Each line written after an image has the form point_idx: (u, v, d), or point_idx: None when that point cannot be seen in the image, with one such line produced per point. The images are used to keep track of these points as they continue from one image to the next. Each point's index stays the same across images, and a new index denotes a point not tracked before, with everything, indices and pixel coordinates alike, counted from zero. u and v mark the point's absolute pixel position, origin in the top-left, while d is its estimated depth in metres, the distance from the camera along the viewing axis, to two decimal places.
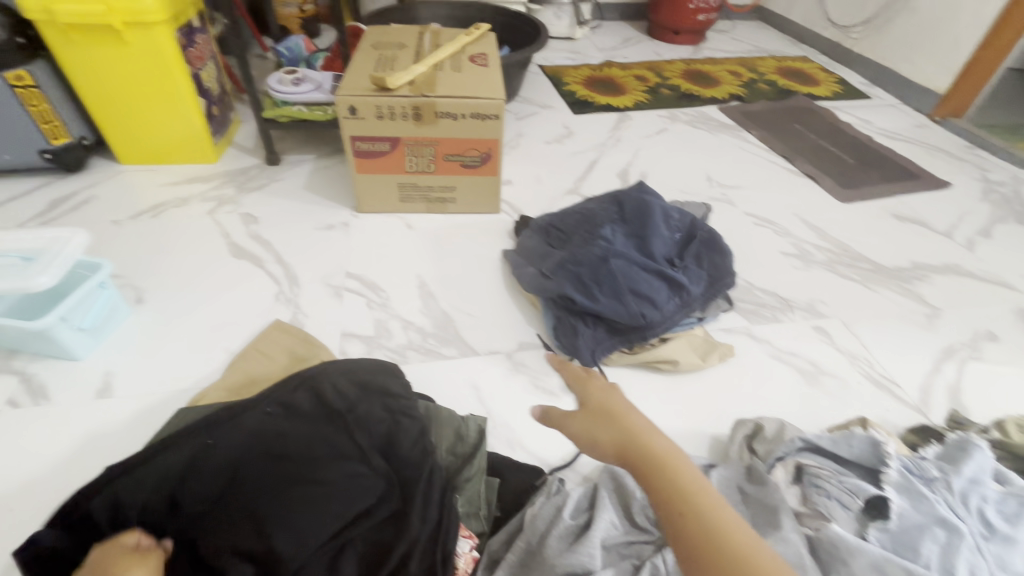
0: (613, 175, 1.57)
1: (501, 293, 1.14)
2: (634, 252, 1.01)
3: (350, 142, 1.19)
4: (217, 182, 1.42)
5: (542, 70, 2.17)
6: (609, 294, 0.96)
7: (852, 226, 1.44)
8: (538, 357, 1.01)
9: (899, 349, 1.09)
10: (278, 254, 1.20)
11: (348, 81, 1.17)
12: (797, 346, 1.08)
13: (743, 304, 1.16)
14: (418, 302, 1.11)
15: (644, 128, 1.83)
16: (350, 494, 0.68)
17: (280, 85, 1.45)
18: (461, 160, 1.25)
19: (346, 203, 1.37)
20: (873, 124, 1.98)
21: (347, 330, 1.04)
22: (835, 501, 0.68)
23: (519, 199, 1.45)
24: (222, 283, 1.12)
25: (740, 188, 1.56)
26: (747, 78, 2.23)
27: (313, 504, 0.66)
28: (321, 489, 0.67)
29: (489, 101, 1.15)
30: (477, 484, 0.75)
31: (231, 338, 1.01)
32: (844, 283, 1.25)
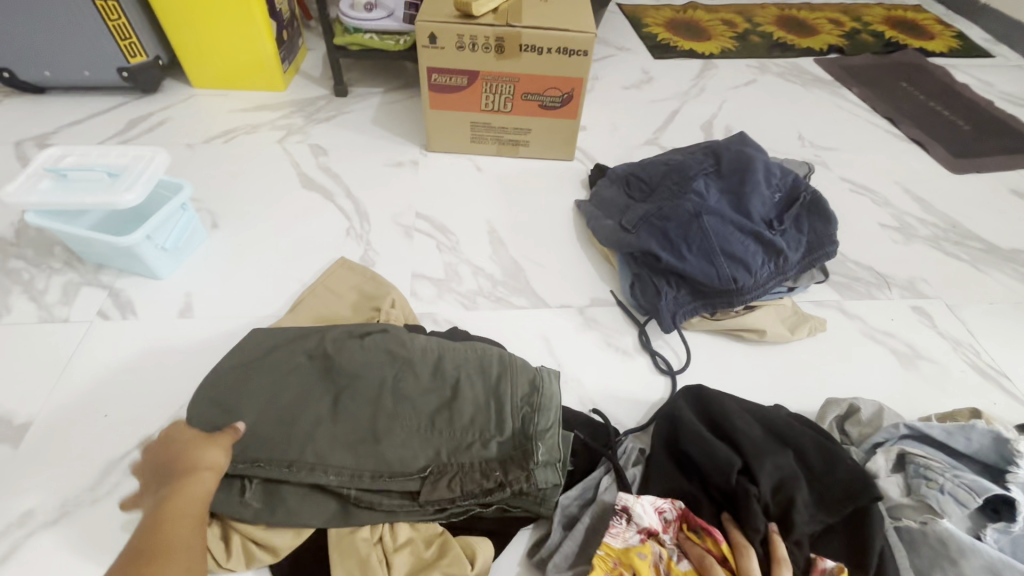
0: (695, 128, 1.46)
1: (573, 245, 1.09)
2: (729, 211, 0.93)
3: (426, 74, 1.13)
4: (285, 111, 1.39)
5: (620, 9, 2.00)
6: (699, 254, 0.90)
7: (964, 200, 1.29)
8: (612, 314, 0.97)
9: (1010, 339, 0.99)
10: (346, 188, 1.18)
11: (429, 5, 1.09)
12: (894, 326, 0.99)
13: (836, 277, 1.07)
14: (488, 248, 1.07)
15: (731, 78, 1.67)
16: (406, 457, 0.67)
17: (352, 11, 1.39)
18: (540, 99, 1.17)
19: (414, 140, 1.32)
20: (994, 87, 1.75)
21: (416, 271, 1.02)
22: (949, 496, 0.61)
23: (594, 147, 1.36)
24: (294, 213, 1.12)
25: (837, 150, 1.42)
26: (850, 27, 2.00)
27: (371, 461, 0.66)
28: (378, 449, 0.67)
29: (580, 35, 1.06)
30: (557, 435, 0.69)
31: (302, 271, 1.01)
32: (950, 261, 1.13)
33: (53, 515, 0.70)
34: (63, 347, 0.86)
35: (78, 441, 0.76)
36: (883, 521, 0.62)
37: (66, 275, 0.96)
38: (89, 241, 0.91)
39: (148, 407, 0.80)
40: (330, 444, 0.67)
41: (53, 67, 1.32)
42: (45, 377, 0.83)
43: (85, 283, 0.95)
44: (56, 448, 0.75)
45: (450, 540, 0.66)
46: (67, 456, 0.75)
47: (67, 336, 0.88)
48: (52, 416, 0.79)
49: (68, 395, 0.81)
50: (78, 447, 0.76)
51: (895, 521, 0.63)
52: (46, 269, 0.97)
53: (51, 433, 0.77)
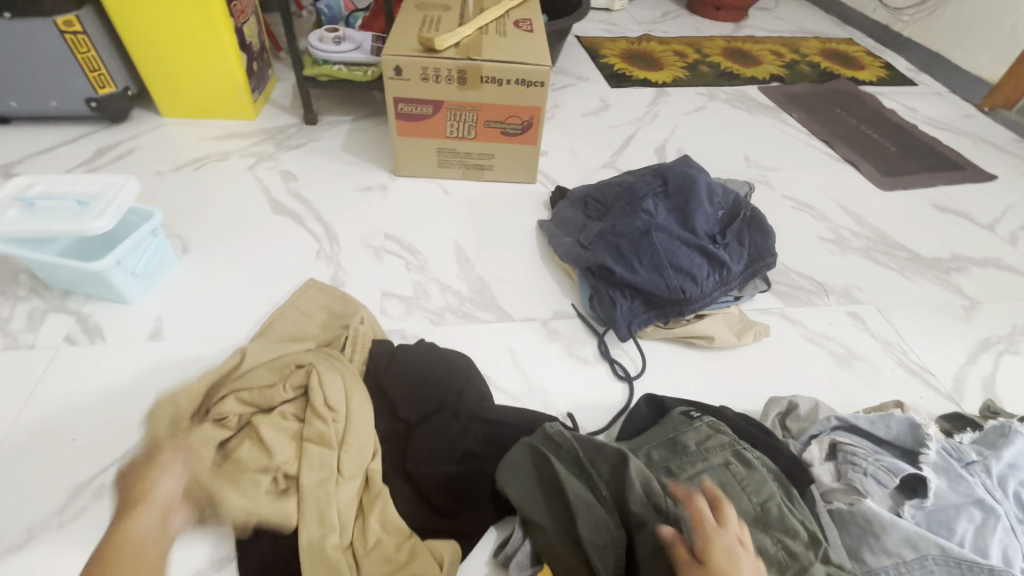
0: (649, 152, 1.55)
1: (537, 262, 1.14)
2: (676, 227, 1.01)
3: (393, 104, 1.19)
4: (255, 138, 1.43)
5: (578, 41, 2.13)
6: (650, 266, 0.97)
7: (892, 214, 1.42)
8: (573, 326, 1.02)
9: (934, 339, 1.09)
10: (317, 212, 1.22)
11: (394, 39, 1.16)
12: (831, 330, 1.08)
13: (779, 286, 1.15)
14: (455, 267, 1.12)
15: (682, 105, 1.79)
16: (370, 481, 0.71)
17: (320, 43, 1.44)
18: (501, 127, 1.24)
19: (384, 166, 1.37)
20: (917, 112, 1.92)
21: (386, 290, 1.06)
22: (872, 479, 0.68)
23: (555, 170, 1.44)
24: (264, 236, 1.15)
25: (779, 170, 1.53)
26: (789, 58, 2.17)
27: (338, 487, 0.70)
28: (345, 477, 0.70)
29: (536, 67, 1.14)
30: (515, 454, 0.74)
31: (273, 292, 1.03)
32: (881, 270, 1.24)
33: (19, 540, 0.70)
34: (29, 374, 0.87)
35: (45, 465, 0.77)
36: (815, 503, 0.69)
37: (31, 302, 0.97)
38: (57, 268, 0.92)
39: (117, 429, 0.81)
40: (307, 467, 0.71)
41: (18, 98, 1.33)
42: (11, 403, 0.83)
43: (51, 309, 0.96)
44: (22, 472, 0.76)
45: (420, 546, 0.69)
46: (33, 481, 0.75)
47: (33, 362, 0.88)
48: (17, 441, 0.79)
49: (33, 420, 0.81)
50: (44, 472, 0.76)
51: (828, 505, 0.70)
52: (11, 296, 0.97)
53: (16, 458, 0.77)
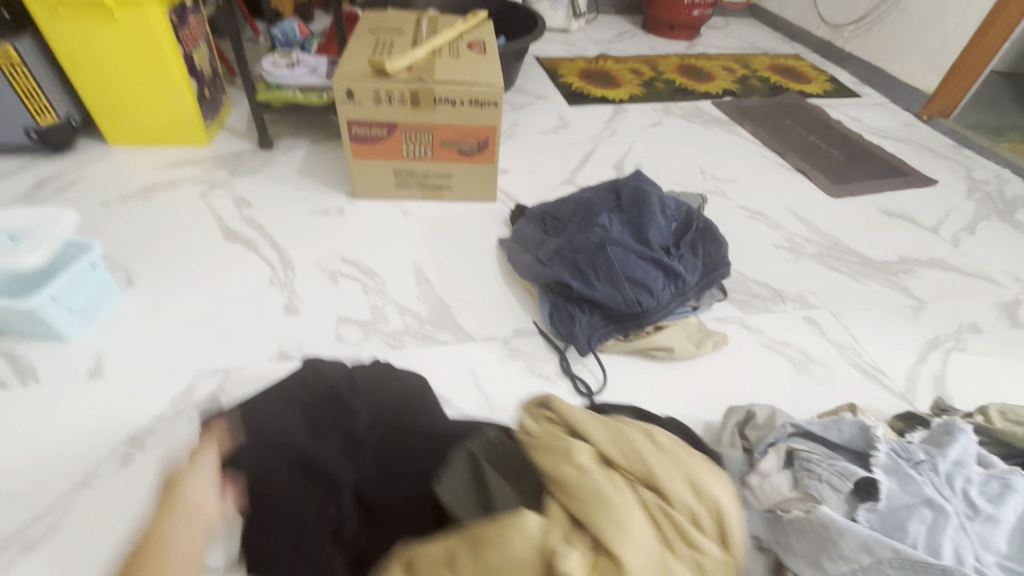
0: (608, 167, 1.58)
1: (497, 281, 1.14)
2: (631, 240, 1.02)
3: (346, 126, 1.18)
4: (208, 165, 1.40)
5: (537, 61, 2.17)
6: (605, 278, 0.97)
7: (842, 220, 1.46)
8: (534, 343, 1.02)
9: (886, 340, 1.12)
10: (270, 238, 1.19)
11: (346, 63, 1.16)
12: (789, 336, 1.10)
13: (736, 294, 1.17)
14: (413, 288, 1.10)
15: (639, 120, 1.83)
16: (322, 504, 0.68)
17: (274, 68, 1.43)
18: (457, 146, 1.25)
19: (341, 188, 1.36)
20: (862, 122, 2.00)
21: (342, 315, 1.04)
22: (826, 484, 0.68)
23: (514, 187, 1.45)
24: (215, 265, 1.12)
25: (734, 182, 1.57)
26: (740, 74, 2.25)
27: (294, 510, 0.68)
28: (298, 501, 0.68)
29: (489, 88, 1.15)
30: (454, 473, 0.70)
31: (223, 323, 1.00)
32: (833, 275, 1.27)
33: None
34: None
35: None
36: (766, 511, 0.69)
37: None
38: None
39: (48, 476, 0.76)
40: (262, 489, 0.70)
41: None
42: None
43: None
44: None
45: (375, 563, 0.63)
46: None
47: None
48: None
49: None
50: None
51: (785, 514, 0.69)
52: None
53: None
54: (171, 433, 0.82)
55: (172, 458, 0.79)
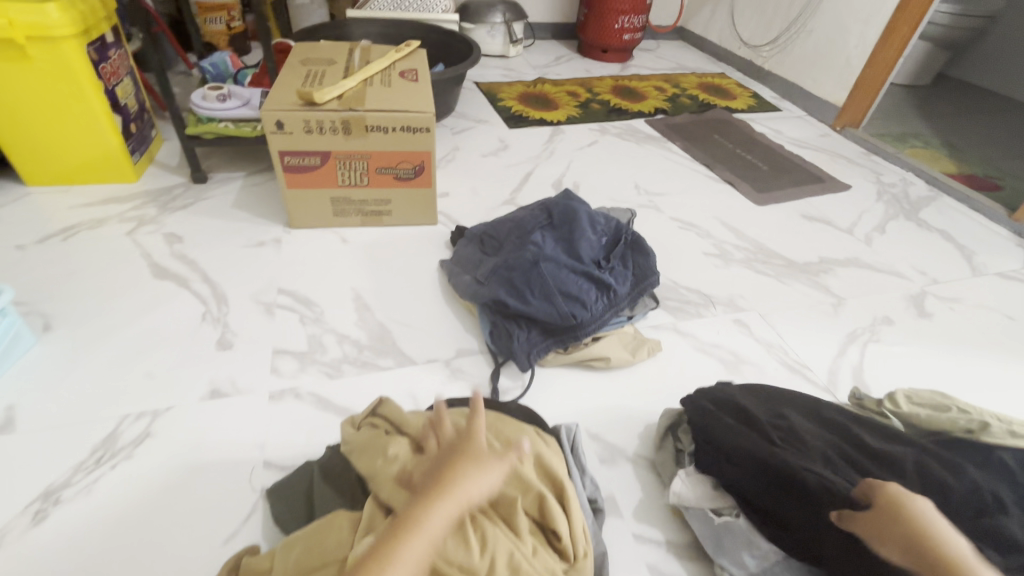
0: (547, 186, 1.63)
1: (439, 302, 1.15)
2: (562, 255, 1.06)
3: (278, 157, 1.18)
4: (136, 201, 1.36)
5: (477, 86, 2.22)
6: (538, 292, 1.00)
7: (766, 227, 1.56)
8: (475, 363, 1.03)
9: (809, 337, 1.19)
10: (203, 273, 1.17)
11: (274, 95, 1.16)
12: (720, 339, 1.15)
13: (670, 302, 1.22)
14: (353, 315, 1.10)
15: (577, 141, 1.90)
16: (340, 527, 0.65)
17: (203, 101, 1.42)
18: (393, 172, 1.26)
19: (277, 219, 1.34)
20: (783, 134, 2.15)
21: (278, 347, 1.02)
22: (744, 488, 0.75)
23: (455, 210, 1.47)
24: (144, 304, 1.08)
25: (666, 195, 1.64)
26: (671, 93, 2.38)
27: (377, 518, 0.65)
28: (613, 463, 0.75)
29: (420, 114, 1.18)
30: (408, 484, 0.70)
31: (151, 363, 0.96)
32: (760, 278, 1.35)
33: None
34: None
35: None
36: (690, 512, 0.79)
37: None
38: None
39: None
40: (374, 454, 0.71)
41: None
42: None
43: None
44: None
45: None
46: None
47: None
48: None
49: None
50: None
51: (717, 517, 0.76)
52: None
53: None
54: (92, 484, 0.78)
55: (93, 511, 0.76)
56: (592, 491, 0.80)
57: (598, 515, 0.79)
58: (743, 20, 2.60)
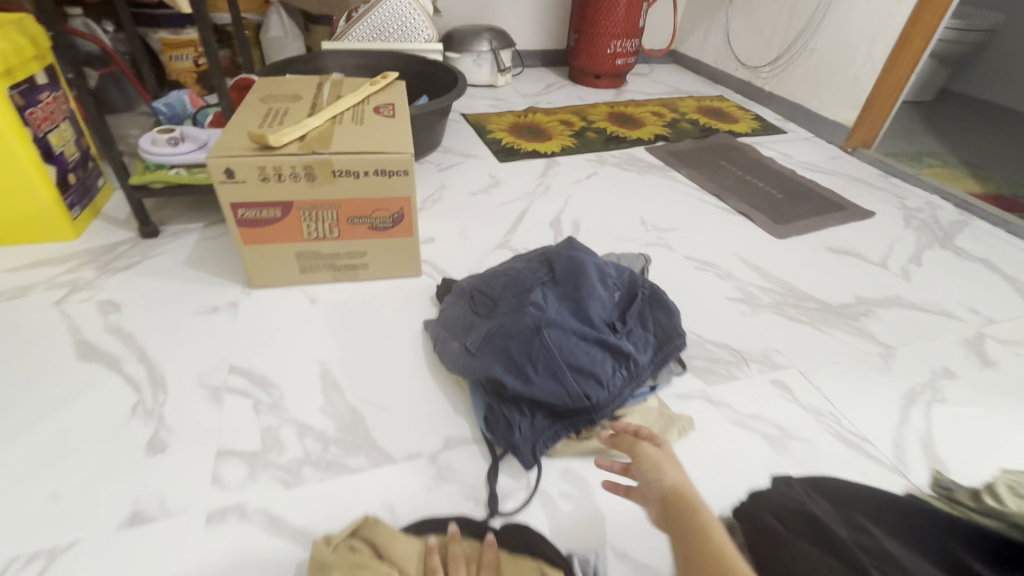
0: (544, 226, 1.46)
1: (423, 375, 0.96)
2: (568, 318, 0.88)
3: (230, 210, 1.01)
4: (72, 263, 1.17)
5: (464, 118, 2.08)
6: (543, 366, 0.82)
7: (792, 263, 1.39)
8: (468, 457, 0.83)
9: (862, 399, 1.00)
10: (140, 350, 0.97)
11: (224, 139, 1.00)
12: (759, 408, 0.96)
13: (696, 362, 1.04)
14: (318, 398, 0.91)
15: (574, 173, 1.75)
16: None
17: (153, 146, 1.25)
18: (368, 221, 1.09)
19: (235, 278, 1.16)
20: (793, 158, 2.01)
21: (223, 447, 0.82)
22: None
23: (442, 258, 1.29)
24: (60, 396, 0.88)
25: (677, 231, 1.48)
26: (670, 118, 2.25)
27: None
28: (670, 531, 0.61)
29: (397, 155, 1.01)
30: None
31: (59, 478, 0.77)
32: (794, 326, 1.17)
33: None
34: None
35: None
36: None
37: None
38: None
39: None
40: None
41: None
42: None
43: None
44: None
45: None
46: None
47: None
48: None
49: None
50: None
51: None
52: None
53: None
54: None
55: None
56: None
57: None
58: (739, 41, 2.50)
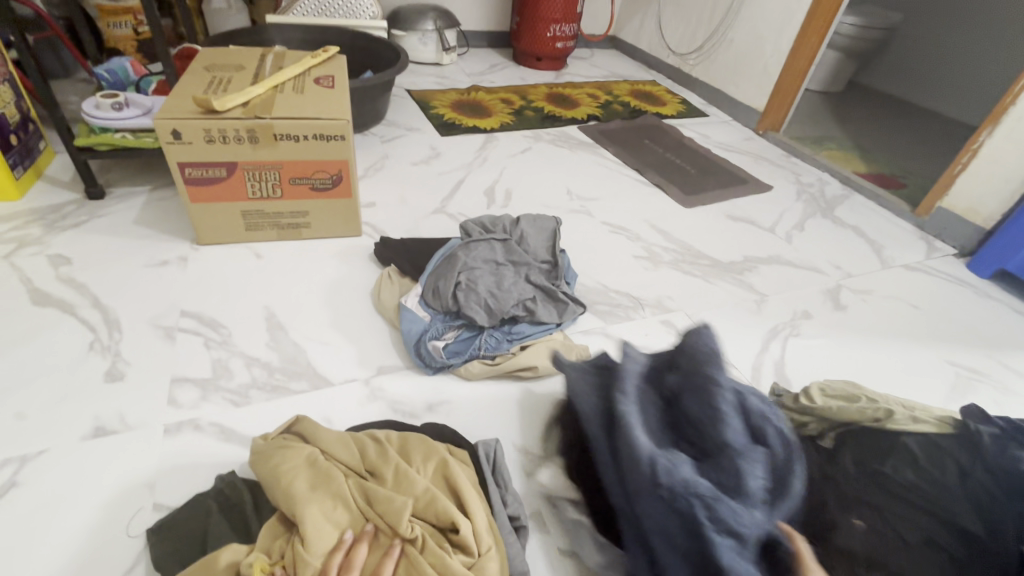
0: (479, 194, 1.60)
1: (360, 318, 1.09)
2: (736, 550, 0.62)
3: (177, 169, 1.09)
4: (19, 221, 1.22)
5: (409, 94, 2.18)
6: (747, 474, 0.69)
7: (694, 228, 1.59)
8: (398, 381, 0.98)
9: (733, 335, 1.21)
10: (93, 297, 1.06)
11: (169, 103, 1.08)
12: (647, 341, 1.15)
13: (600, 306, 1.22)
14: (265, 336, 1.02)
15: (510, 147, 1.89)
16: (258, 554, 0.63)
17: (96, 110, 1.30)
18: (309, 183, 1.19)
19: (183, 235, 1.25)
20: (710, 138, 2.22)
21: (177, 375, 0.93)
22: None
23: (381, 220, 1.42)
24: (17, 336, 0.96)
25: (597, 200, 1.65)
26: (603, 99, 2.42)
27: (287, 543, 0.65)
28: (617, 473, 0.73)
29: (334, 122, 1.12)
30: (335, 503, 0.67)
31: (26, 401, 0.86)
32: (687, 278, 1.37)
33: None
34: None
35: None
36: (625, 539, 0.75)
37: None
38: None
39: None
40: (308, 470, 0.70)
41: None
42: None
43: None
44: None
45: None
46: None
47: None
48: None
49: None
50: None
51: None
52: None
53: None
54: None
55: None
56: (514, 509, 0.77)
57: (519, 533, 0.76)
58: (670, 29, 2.69)
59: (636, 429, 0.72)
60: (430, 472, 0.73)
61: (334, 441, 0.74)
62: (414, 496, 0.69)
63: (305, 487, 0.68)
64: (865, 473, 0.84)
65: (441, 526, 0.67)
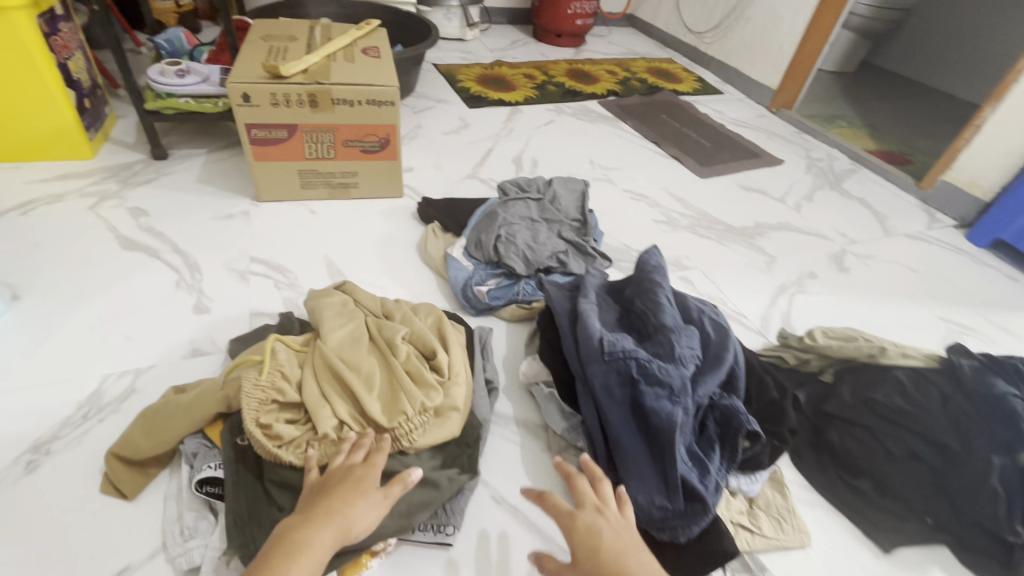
0: (508, 162, 1.71)
1: (409, 267, 1.21)
2: (664, 398, 0.74)
3: (245, 130, 1.20)
4: (96, 177, 1.35)
5: (436, 68, 2.27)
6: (677, 346, 0.79)
7: (709, 196, 1.70)
8: None
9: (745, 290, 1.33)
10: (173, 244, 1.18)
11: (239, 69, 1.19)
12: None
13: (623, 263, 1.34)
14: (327, 280, 1.15)
15: (534, 120, 1.99)
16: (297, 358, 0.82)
17: (161, 77, 1.41)
18: (360, 145, 1.31)
19: (244, 193, 1.36)
20: (725, 115, 2.31)
21: (255, 309, 1.06)
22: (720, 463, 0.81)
23: (420, 183, 1.53)
24: (113, 274, 1.09)
25: (618, 169, 1.76)
26: (622, 76, 2.50)
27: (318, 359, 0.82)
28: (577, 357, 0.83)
29: (385, 88, 1.23)
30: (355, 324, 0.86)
31: (130, 326, 0.99)
32: (702, 240, 1.48)
33: None
34: None
35: None
36: None
37: None
38: None
39: None
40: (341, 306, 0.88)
41: None
42: None
43: None
44: None
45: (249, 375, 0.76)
46: None
47: None
48: None
49: None
50: None
51: None
52: None
53: None
54: (81, 436, 0.81)
55: (83, 461, 0.78)
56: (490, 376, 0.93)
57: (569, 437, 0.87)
58: (687, 8, 2.75)
59: (591, 318, 0.84)
60: (428, 323, 0.91)
61: (365, 293, 0.93)
62: (411, 330, 0.86)
63: (335, 311, 0.87)
64: (860, 401, 0.96)
65: (426, 354, 0.84)
